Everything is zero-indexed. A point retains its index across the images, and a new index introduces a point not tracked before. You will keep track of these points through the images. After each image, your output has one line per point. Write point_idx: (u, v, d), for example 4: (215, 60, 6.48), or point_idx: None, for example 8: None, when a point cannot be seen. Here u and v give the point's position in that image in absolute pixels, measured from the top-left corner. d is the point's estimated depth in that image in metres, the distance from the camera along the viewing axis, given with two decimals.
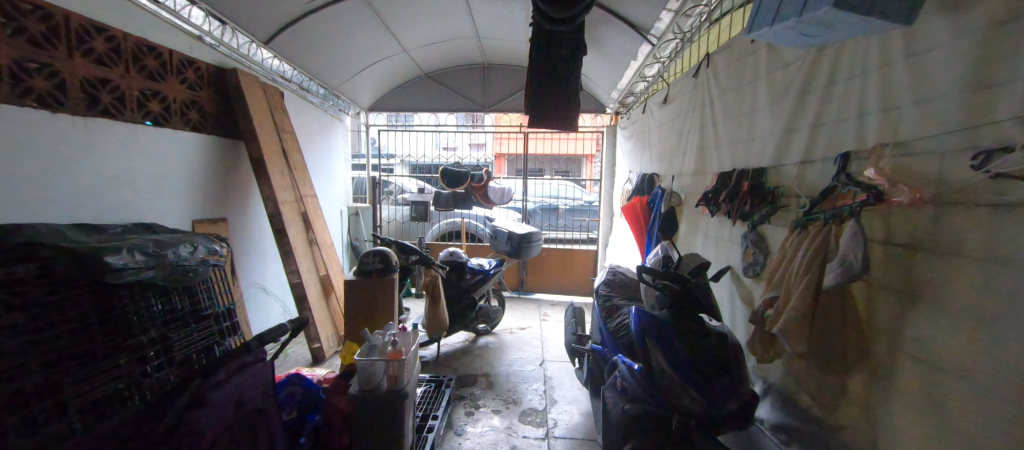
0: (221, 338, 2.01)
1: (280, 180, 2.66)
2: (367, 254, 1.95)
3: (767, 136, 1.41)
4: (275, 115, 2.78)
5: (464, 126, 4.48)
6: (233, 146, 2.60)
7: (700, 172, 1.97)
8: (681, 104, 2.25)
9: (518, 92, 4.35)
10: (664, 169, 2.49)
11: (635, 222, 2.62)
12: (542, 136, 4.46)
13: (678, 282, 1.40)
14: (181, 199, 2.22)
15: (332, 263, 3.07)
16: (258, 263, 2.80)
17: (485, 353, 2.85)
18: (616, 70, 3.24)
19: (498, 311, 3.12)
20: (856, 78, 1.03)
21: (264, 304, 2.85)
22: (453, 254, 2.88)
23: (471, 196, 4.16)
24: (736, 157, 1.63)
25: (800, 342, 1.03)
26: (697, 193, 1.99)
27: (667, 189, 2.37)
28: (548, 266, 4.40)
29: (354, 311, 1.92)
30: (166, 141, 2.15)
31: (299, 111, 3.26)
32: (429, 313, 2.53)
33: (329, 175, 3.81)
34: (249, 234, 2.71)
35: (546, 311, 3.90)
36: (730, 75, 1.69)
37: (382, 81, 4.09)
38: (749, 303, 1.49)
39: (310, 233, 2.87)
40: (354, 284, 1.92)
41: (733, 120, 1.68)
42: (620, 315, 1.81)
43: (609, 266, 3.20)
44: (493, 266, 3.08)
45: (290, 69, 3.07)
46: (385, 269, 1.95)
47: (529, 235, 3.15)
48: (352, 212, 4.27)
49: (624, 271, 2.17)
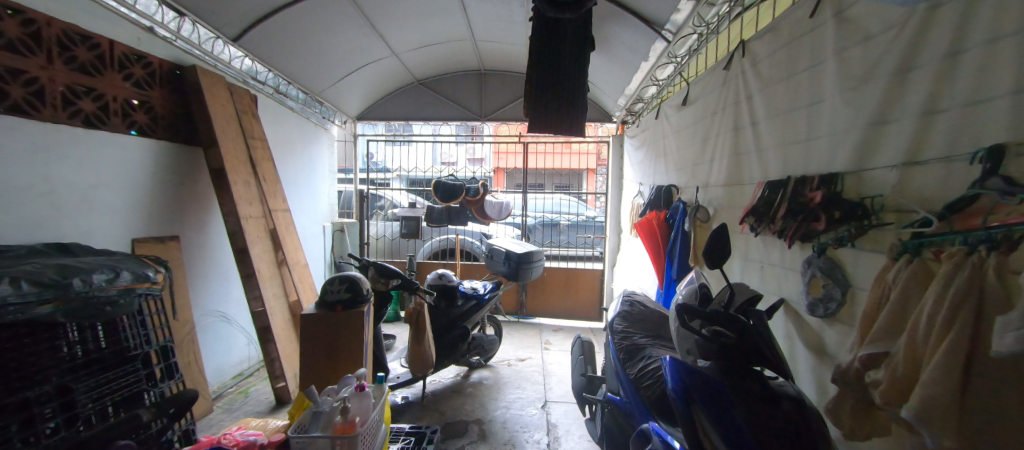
0: (151, 385, 1.63)
1: (245, 193, 2.32)
2: (333, 281, 1.58)
3: (840, 133, 1.09)
4: (242, 119, 2.46)
5: (462, 137, 4.21)
6: (192, 154, 2.28)
7: (735, 181, 1.64)
8: (705, 104, 1.94)
9: (517, 100, 4.06)
10: (686, 180, 2.15)
11: (649, 241, 2.31)
12: (543, 146, 4.14)
13: (731, 326, 1.04)
14: (117, 214, 1.88)
15: (305, 288, 2.70)
16: (219, 288, 2.44)
17: (479, 392, 2.46)
18: (623, 73, 2.96)
19: (494, 341, 2.75)
20: (1009, 38, 0.70)
21: (224, 335, 2.49)
22: (442, 277, 2.52)
23: (466, 210, 3.84)
24: (791, 161, 1.29)
25: (947, 434, 0.67)
26: (731, 208, 1.66)
27: (689, 202, 2.06)
28: (550, 288, 4.03)
29: (317, 352, 1.57)
30: (102, 147, 1.82)
31: (275, 117, 2.96)
32: (413, 348, 2.16)
33: (310, 189, 3.49)
34: (207, 255, 2.36)
35: (548, 337, 3.51)
36: (776, 62, 1.38)
37: (371, 88, 3.81)
38: (822, 351, 1.13)
39: (280, 253, 2.51)
40: (315, 319, 1.55)
41: (783, 117, 1.35)
42: (644, 360, 1.45)
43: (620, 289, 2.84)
44: (487, 289, 2.71)
45: (264, 70, 2.78)
46: (354, 300, 1.58)
47: (530, 254, 2.79)
48: (337, 228, 3.94)
49: (644, 301, 1.81)
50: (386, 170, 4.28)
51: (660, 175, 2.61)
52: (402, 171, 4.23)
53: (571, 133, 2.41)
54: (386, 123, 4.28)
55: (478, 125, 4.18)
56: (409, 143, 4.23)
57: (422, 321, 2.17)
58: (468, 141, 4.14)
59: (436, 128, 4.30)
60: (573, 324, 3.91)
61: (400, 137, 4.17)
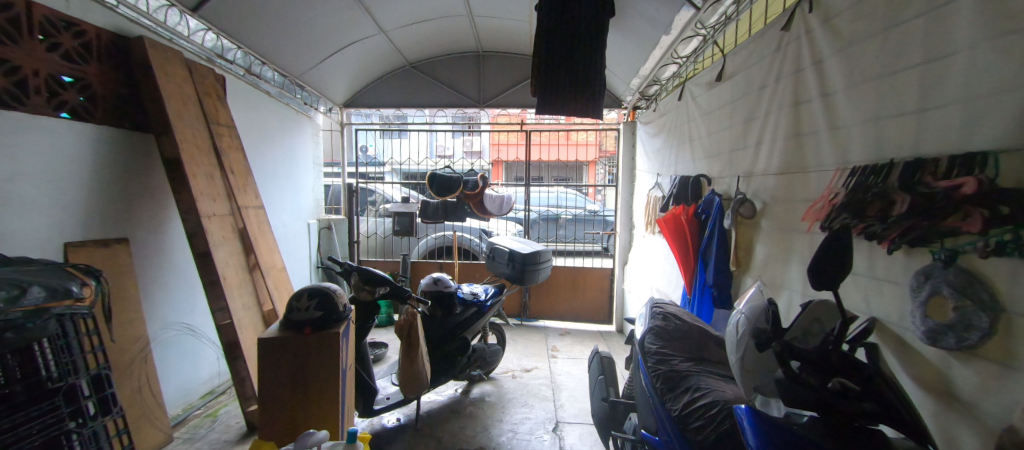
0: (79, 425, 1.32)
1: (208, 187, 2.00)
2: (300, 296, 1.26)
3: (984, 97, 0.78)
4: (203, 101, 2.12)
5: (459, 126, 3.88)
6: (143, 142, 1.95)
7: (795, 168, 1.33)
8: (749, 77, 1.62)
9: (518, 84, 3.72)
10: (721, 169, 1.84)
11: (674, 238, 2.03)
12: (546, 134, 3.81)
13: (854, 376, 0.74)
14: (44, 213, 1.55)
15: (283, 295, 2.38)
16: (179, 297, 2.12)
17: (481, 412, 2.17)
18: (638, 51, 2.63)
19: (497, 352, 2.46)
20: None
21: (191, 350, 2.19)
22: (438, 282, 2.20)
23: (464, 205, 3.56)
24: (889, 140, 0.99)
25: None
26: (789, 202, 1.36)
27: (726, 195, 1.76)
28: (555, 288, 3.73)
29: (277, 387, 1.24)
30: (21, 132, 1.49)
31: (248, 102, 2.63)
32: (404, 365, 1.86)
33: (291, 182, 3.16)
34: (164, 260, 2.04)
35: (555, 343, 3.23)
36: (867, 12, 1.06)
37: (358, 71, 3.45)
38: (953, 396, 0.83)
39: (251, 256, 2.19)
40: (274, 345, 1.22)
41: (875, 84, 1.04)
42: (688, 392, 1.15)
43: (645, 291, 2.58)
44: (489, 294, 2.42)
45: (232, 47, 2.44)
46: (326, 319, 1.27)
47: (537, 254, 2.48)
48: (324, 226, 3.62)
49: (680, 314, 1.51)
50: (377, 162, 3.95)
51: (684, 164, 2.30)
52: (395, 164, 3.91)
53: (586, 113, 2.12)
54: (375, 110, 3.92)
55: (477, 113, 3.84)
56: (402, 132, 3.90)
57: (413, 334, 1.87)
58: (465, 131, 3.81)
59: (431, 116, 3.97)
60: (581, 327, 3.63)
61: (392, 126, 3.83)
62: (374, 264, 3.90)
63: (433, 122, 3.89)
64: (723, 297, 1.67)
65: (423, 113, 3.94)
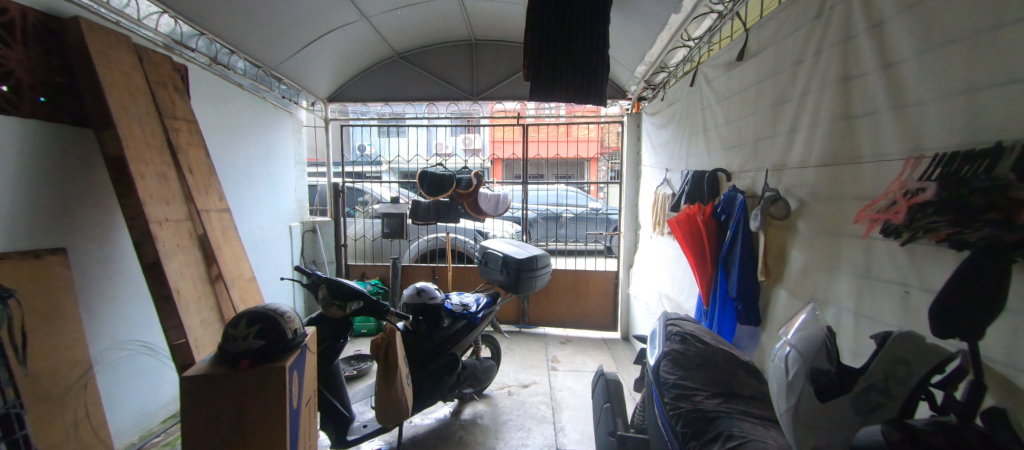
0: None
1: (159, 189, 1.76)
2: (240, 321, 1.03)
3: None
4: (155, 92, 1.89)
5: (458, 120, 3.60)
6: (84, 139, 1.71)
7: (846, 159, 1.09)
8: (780, 53, 1.37)
9: (514, 75, 3.47)
10: (744, 162, 1.60)
11: (686, 241, 1.77)
12: (545, 130, 3.54)
13: None
14: None
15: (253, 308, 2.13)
16: (130, 312, 1.88)
17: (471, 438, 1.93)
18: (645, 33, 2.37)
19: (491, 368, 2.23)
20: None
21: (147, 372, 1.96)
22: (421, 292, 1.93)
23: (457, 205, 3.34)
24: (998, 116, 0.73)
25: None
26: (837, 200, 1.11)
27: (749, 193, 1.52)
28: (555, 294, 3.48)
29: (207, 437, 1.00)
30: None
31: (216, 94, 2.40)
32: (380, 390, 1.63)
33: (269, 183, 2.93)
34: (110, 273, 1.79)
35: (555, 353, 2.99)
36: None
37: (341, 63, 3.21)
38: None
39: (213, 266, 1.95)
40: (200, 383, 0.98)
41: (972, 44, 0.78)
42: (721, 441, 0.91)
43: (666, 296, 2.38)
44: (480, 306, 2.16)
45: (194, 32, 2.21)
46: (270, 349, 1.04)
47: (533, 260, 2.24)
48: (308, 228, 3.41)
49: (700, 335, 1.26)
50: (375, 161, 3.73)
51: (697, 157, 2.05)
52: (394, 162, 3.69)
53: (587, 96, 1.98)
54: (368, 105, 3.68)
55: (473, 107, 3.61)
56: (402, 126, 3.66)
57: (392, 354, 1.63)
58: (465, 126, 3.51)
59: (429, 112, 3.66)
60: (583, 335, 3.39)
61: (389, 120, 3.62)
62: (362, 269, 3.67)
63: (430, 117, 3.57)
64: (750, 312, 1.42)
65: (421, 110, 3.64)
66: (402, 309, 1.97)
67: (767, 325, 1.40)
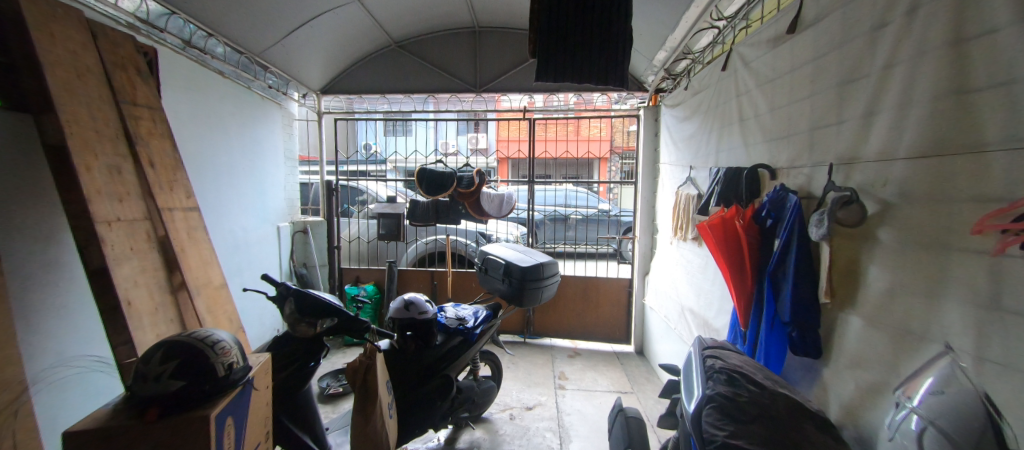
0: None
1: (111, 185, 1.54)
2: (155, 352, 0.80)
3: None
4: (110, 75, 1.66)
5: (465, 115, 3.44)
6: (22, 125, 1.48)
7: (955, 147, 0.81)
8: (850, 17, 1.09)
9: (520, 65, 3.20)
10: (795, 157, 1.33)
11: (721, 249, 1.48)
12: (554, 129, 3.31)
13: None
14: None
15: (222, 318, 1.88)
16: (79, 322, 1.66)
17: None
18: (667, 12, 2.09)
19: (490, 390, 1.97)
20: None
21: (100, 392, 1.73)
22: (410, 305, 1.66)
23: (458, 205, 3.11)
24: None
25: None
26: (941, 202, 0.84)
27: (804, 195, 1.25)
28: (562, 302, 3.21)
29: None
30: None
31: (191, 81, 2.18)
32: (357, 424, 1.38)
33: (255, 180, 2.72)
34: (52, 280, 1.56)
35: (562, 369, 2.73)
36: None
37: (333, 52, 2.98)
38: None
39: (175, 272, 1.72)
40: (93, 439, 0.72)
41: None
42: None
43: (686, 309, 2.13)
44: (478, 320, 1.91)
45: (163, 11, 1.99)
46: (194, 388, 0.80)
47: (539, 269, 1.97)
48: (298, 229, 3.20)
49: (749, 373, 0.99)
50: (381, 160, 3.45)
51: (729, 152, 1.77)
52: (399, 162, 3.46)
53: (604, 80, 1.76)
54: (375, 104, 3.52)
55: (481, 103, 3.31)
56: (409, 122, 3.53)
57: (371, 381, 1.39)
58: (471, 120, 3.31)
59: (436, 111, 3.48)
60: (593, 348, 3.12)
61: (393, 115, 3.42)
62: (356, 272, 3.41)
63: (438, 111, 3.39)
64: (806, 341, 1.15)
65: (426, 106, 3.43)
66: (388, 325, 1.71)
67: (830, 357, 1.12)
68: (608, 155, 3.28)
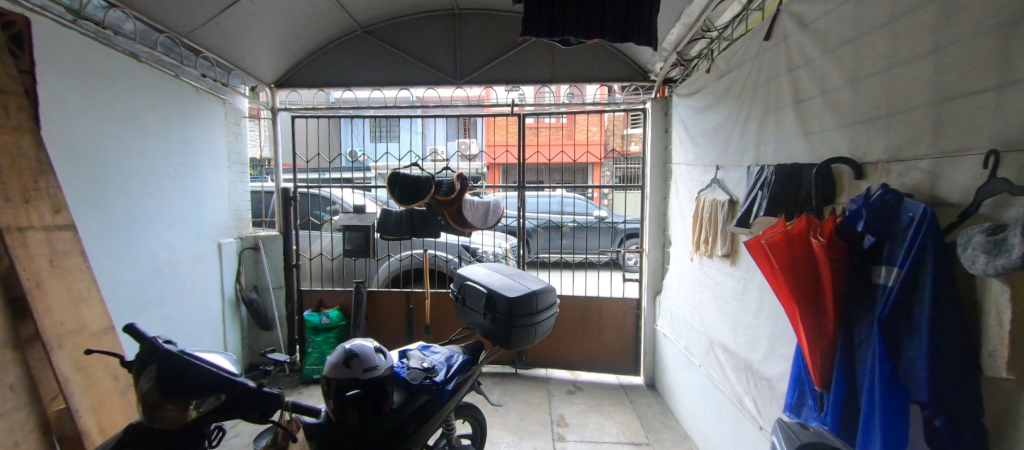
0: None
1: None
2: None
3: None
4: None
5: (450, 113, 2.93)
6: None
7: None
8: None
9: (508, 53, 2.77)
10: (901, 146, 0.92)
11: (787, 278, 1.04)
12: (545, 135, 2.94)
13: None
14: None
15: (104, 375, 1.39)
16: None
17: None
18: None
19: None
20: None
21: None
22: (353, 360, 1.17)
23: (437, 215, 2.66)
24: None
25: None
26: None
27: (923, 204, 0.82)
28: (558, 327, 2.75)
29: None
30: None
31: (84, 63, 1.70)
32: None
33: (186, 188, 2.24)
34: None
35: (562, 411, 2.28)
36: None
37: (287, 37, 2.52)
38: None
39: (24, 316, 1.23)
40: None
41: None
42: None
43: (714, 345, 1.72)
44: (451, 370, 1.46)
45: None
46: None
47: (529, 300, 1.52)
48: (248, 246, 2.72)
49: None
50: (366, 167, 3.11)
51: (776, 147, 1.36)
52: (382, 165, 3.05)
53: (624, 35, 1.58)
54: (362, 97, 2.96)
55: (472, 106, 2.88)
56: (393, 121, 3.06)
57: None
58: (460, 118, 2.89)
59: (427, 112, 2.96)
60: (595, 380, 2.67)
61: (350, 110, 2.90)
62: (319, 295, 2.92)
63: (425, 107, 2.90)
64: (961, 433, 0.73)
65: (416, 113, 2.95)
66: (324, 397, 1.19)
67: None
68: (600, 162, 2.87)
